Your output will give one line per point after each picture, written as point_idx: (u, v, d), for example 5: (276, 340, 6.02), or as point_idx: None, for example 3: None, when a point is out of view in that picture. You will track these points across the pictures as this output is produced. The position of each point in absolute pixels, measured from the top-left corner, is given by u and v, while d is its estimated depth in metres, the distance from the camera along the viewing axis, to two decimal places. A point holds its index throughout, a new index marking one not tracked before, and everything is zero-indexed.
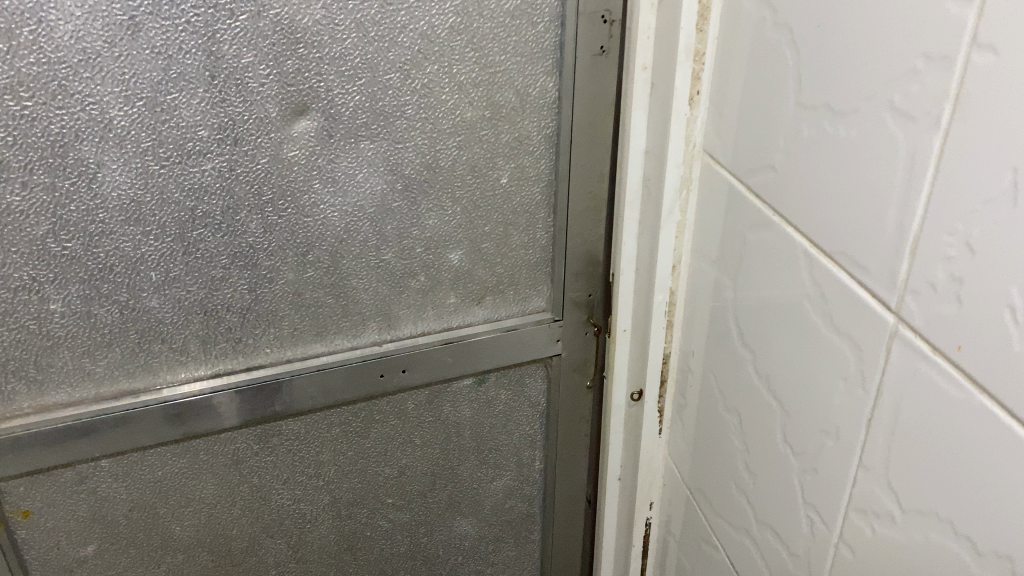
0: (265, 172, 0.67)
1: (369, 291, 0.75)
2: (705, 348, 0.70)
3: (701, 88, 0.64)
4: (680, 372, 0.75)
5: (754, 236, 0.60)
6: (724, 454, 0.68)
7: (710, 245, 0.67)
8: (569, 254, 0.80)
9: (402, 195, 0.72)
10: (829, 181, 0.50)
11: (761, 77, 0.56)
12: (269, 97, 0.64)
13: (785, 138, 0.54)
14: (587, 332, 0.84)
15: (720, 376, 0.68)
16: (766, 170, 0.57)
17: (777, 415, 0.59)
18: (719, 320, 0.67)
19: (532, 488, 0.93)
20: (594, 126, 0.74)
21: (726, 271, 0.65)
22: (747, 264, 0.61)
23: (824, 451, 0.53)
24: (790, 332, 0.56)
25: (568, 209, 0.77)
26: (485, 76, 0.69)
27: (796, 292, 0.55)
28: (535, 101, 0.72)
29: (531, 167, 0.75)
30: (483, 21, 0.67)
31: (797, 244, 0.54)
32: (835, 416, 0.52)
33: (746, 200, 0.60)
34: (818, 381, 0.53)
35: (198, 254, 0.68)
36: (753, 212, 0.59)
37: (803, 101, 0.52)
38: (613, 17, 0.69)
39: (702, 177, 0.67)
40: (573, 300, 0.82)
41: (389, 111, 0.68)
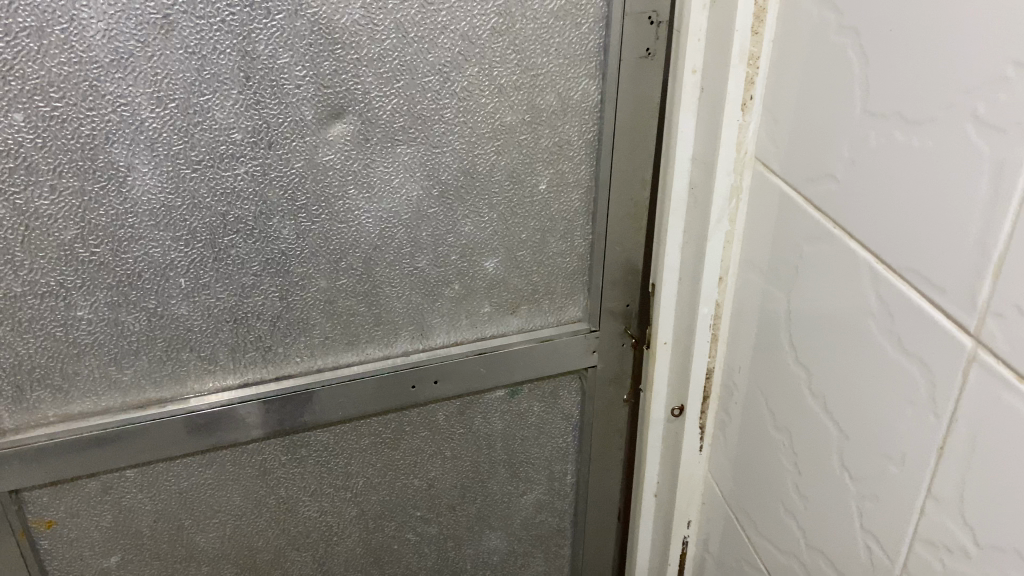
0: (299, 177, 0.64)
1: (402, 299, 0.73)
2: (753, 364, 0.67)
3: (755, 93, 0.61)
4: (724, 387, 0.73)
5: (811, 248, 0.57)
6: (771, 475, 0.66)
7: (760, 258, 0.64)
8: (607, 263, 0.77)
9: (438, 201, 0.69)
10: (899, 194, 0.47)
11: (823, 82, 0.54)
12: (305, 100, 0.62)
13: (849, 147, 0.51)
14: (623, 343, 0.82)
15: (770, 393, 0.65)
16: (827, 180, 0.54)
17: (834, 437, 0.56)
18: (769, 336, 0.64)
19: (563, 502, 0.90)
20: (636, 131, 0.71)
21: (779, 284, 0.62)
22: (803, 278, 0.58)
23: (887, 478, 0.50)
24: (850, 351, 0.53)
25: (608, 217, 0.75)
26: (526, 79, 0.67)
27: (858, 308, 0.52)
28: (577, 105, 0.69)
29: (571, 173, 0.72)
30: (527, 22, 0.64)
31: (860, 259, 0.51)
32: (900, 442, 0.49)
33: (802, 211, 0.58)
34: (881, 403, 0.50)
35: (229, 261, 0.66)
36: (811, 224, 0.56)
37: (871, 109, 0.49)
38: (660, 19, 0.66)
39: (753, 185, 0.64)
40: (610, 311, 0.80)
41: (427, 115, 0.66)
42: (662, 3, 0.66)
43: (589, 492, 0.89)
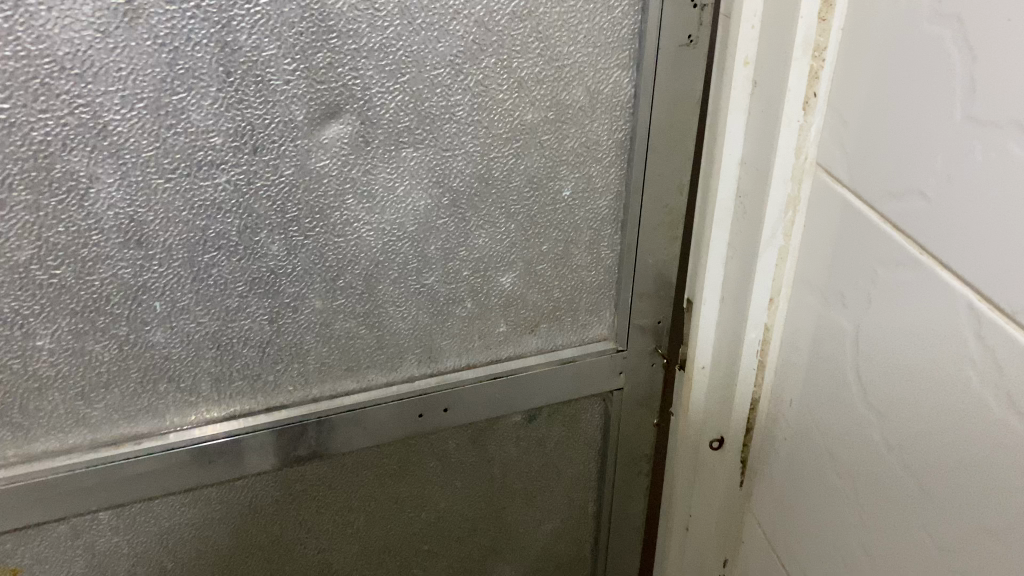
0: (289, 186, 0.56)
1: (407, 320, 0.64)
2: (807, 398, 0.59)
3: (819, 91, 0.52)
4: (770, 418, 0.65)
5: (888, 275, 0.49)
6: (829, 525, 0.58)
7: (819, 280, 0.56)
8: (637, 276, 0.69)
9: (448, 210, 0.61)
10: (1012, 221, 0.39)
11: (908, 81, 0.45)
12: (295, 98, 0.53)
13: (944, 160, 0.43)
14: (652, 363, 0.74)
15: (829, 434, 0.57)
16: (914, 197, 0.45)
17: (914, 496, 0.48)
18: (830, 369, 0.56)
19: (583, 530, 0.83)
20: (674, 130, 0.63)
21: (845, 312, 0.53)
22: (879, 308, 0.50)
23: (988, 554, 0.42)
24: (940, 400, 0.45)
25: (639, 226, 0.66)
26: (551, 71, 0.58)
27: (952, 351, 0.44)
28: (607, 100, 0.61)
29: (599, 177, 0.64)
30: (552, 6, 0.56)
31: (956, 293, 0.43)
32: (1006, 515, 0.41)
33: (876, 230, 0.49)
34: (980, 467, 0.42)
35: (210, 281, 0.57)
36: (890, 246, 0.48)
37: (976, 116, 0.41)
38: (705, 1, 0.58)
39: (813, 196, 0.55)
40: (638, 328, 0.72)
41: (436, 114, 0.57)
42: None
43: (611, 522, 0.81)
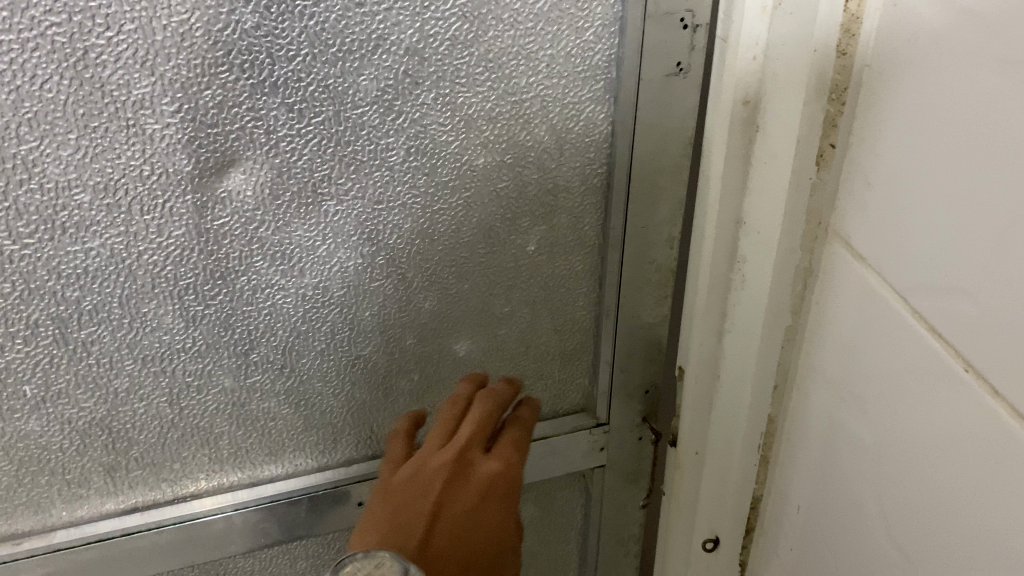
0: (179, 249, 0.46)
1: (341, 396, 0.54)
2: (815, 514, 0.48)
3: (838, 141, 0.41)
4: (771, 523, 0.54)
5: (921, 387, 0.37)
6: None
7: (832, 374, 0.45)
8: (622, 342, 0.58)
9: (385, 271, 0.50)
10: None
11: (952, 141, 0.34)
12: (179, 145, 0.43)
13: (1001, 254, 0.32)
14: (638, 437, 0.63)
15: (841, 564, 0.46)
16: (958, 296, 0.34)
17: None
18: (844, 486, 0.45)
19: None
20: (661, 175, 0.52)
21: (864, 419, 0.42)
22: (908, 427, 0.39)
23: None
24: (984, 567, 0.34)
25: (621, 285, 0.55)
26: (506, 107, 0.47)
27: (1006, 511, 0.32)
28: (579, 140, 0.50)
29: (572, 230, 0.53)
30: (504, 28, 0.45)
31: (1011, 436, 0.32)
32: None
33: (906, 328, 0.38)
34: None
35: (91, 360, 0.48)
36: (924, 353, 0.37)
37: None
38: (697, 21, 0.47)
39: (826, 270, 0.44)
40: (623, 400, 0.60)
41: (363, 159, 0.46)
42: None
43: None
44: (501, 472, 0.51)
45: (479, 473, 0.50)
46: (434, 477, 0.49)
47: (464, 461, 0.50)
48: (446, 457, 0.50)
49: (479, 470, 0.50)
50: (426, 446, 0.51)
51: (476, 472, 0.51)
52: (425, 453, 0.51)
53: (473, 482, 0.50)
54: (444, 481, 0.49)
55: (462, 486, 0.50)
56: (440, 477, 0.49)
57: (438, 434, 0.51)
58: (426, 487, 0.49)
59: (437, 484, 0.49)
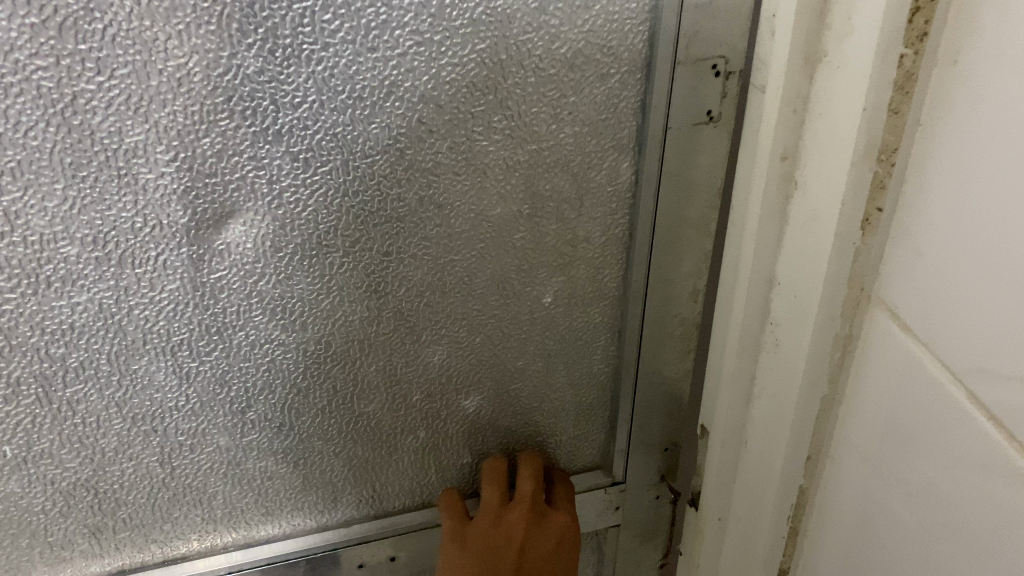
0: (173, 303, 0.43)
1: (342, 454, 0.51)
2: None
3: (886, 205, 0.38)
4: None
5: (975, 485, 0.33)
6: None
7: (866, 452, 0.41)
8: (640, 399, 0.55)
9: (392, 325, 0.47)
10: None
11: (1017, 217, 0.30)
12: (175, 195, 0.40)
13: None
14: (655, 495, 0.60)
15: None
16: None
17: None
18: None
19: None
20: (687, 227, 0.49)
21: (899, 504, 0.39)
22: (952, 522, 0.35)
23: None
24: None
25: (641, 340, 0.52)
26: (525, 156, 0.44)
27: None
28: (601, 189, 0.47)
29: (591, 282, 0.50)
30: (525, 74, 0.42)
31: None
32: None
33: (958, 416, 0.34)
34: None
35: (77, 420, 0.44)
36: (972, 443, 0.33)
37: None
38: (731, 68, 0.44)
39: (868, 341, 0.40)
40: (641, 457, 0.57)
41: (370, 210, 0.43)
42: (735, 45, 0.43)
43: None
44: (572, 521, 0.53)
45: (555, 518, 0.53)
46: (514, 527, 0.53)
47: (541, 510, 0.53)
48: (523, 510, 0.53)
49: (554, 515, 0.53)
50: (490, 500, 0.53)
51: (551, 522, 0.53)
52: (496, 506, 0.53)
53: (551, 532, 0.53)
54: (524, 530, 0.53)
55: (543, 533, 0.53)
56: (520, 526, 0.53)
57: (499, 495, 0.53)
58: (507, 532, 0.53)
59: (517, 532, 0.53)
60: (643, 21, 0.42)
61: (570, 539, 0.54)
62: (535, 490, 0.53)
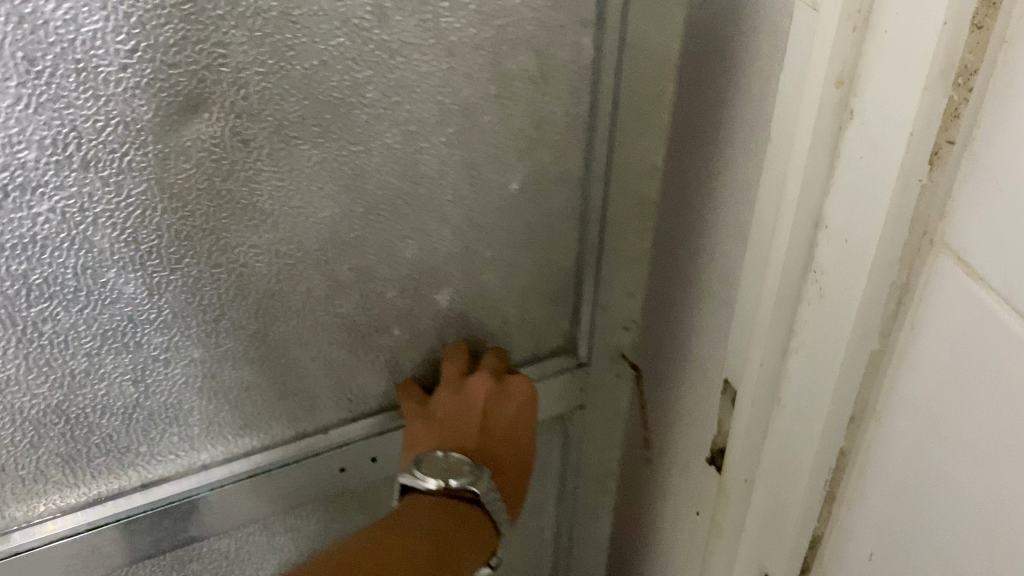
0: (141, 208, 0.41)
1: (317, 358, 0.50)
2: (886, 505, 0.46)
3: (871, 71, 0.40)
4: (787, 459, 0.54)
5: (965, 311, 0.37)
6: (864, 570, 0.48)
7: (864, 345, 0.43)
8: (605, 280, 0.56)
9: (364, 220, 0.47)
10: None
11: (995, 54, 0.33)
12: (137, 89, 0.38)
13: None
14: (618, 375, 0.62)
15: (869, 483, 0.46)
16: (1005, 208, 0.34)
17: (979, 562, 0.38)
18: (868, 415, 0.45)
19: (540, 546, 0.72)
20: (648, 102, 0.49)
21: (953, 393, 0.40)
22: (1004, 482, 0.37)
23: None
24: None
25: (604, 220, 0.53)
26: (491, 34, 0.44)
27: None
28: (564, 67, 0.47)
29: (555, 165, 0.50)
30: None
31: None
32: None
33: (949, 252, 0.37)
34: None
35: (43, 342, 0.42)
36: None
37: None
38: None
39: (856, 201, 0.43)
40: (605, 339, 0.59)
41: (340, 98, 0.42)
42: None
43: (572, 544, 0.71)
44: (530, 389, 0.56)
45: (515, 388, 0.56)
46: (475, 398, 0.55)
47: (503, 377, 0.55)
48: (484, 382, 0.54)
49: (516, 382, 0.56)
50: (453, 370, 0.55)
51: (510, 389, 0.56)
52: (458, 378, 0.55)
53: (511, 397, 0.56)
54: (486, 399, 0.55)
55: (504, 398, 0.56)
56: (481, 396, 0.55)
57: (461, 366, 0.55)
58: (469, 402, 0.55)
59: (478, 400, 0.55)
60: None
61: (529, 403, 0.56)
62: (496, 363, 0.55)
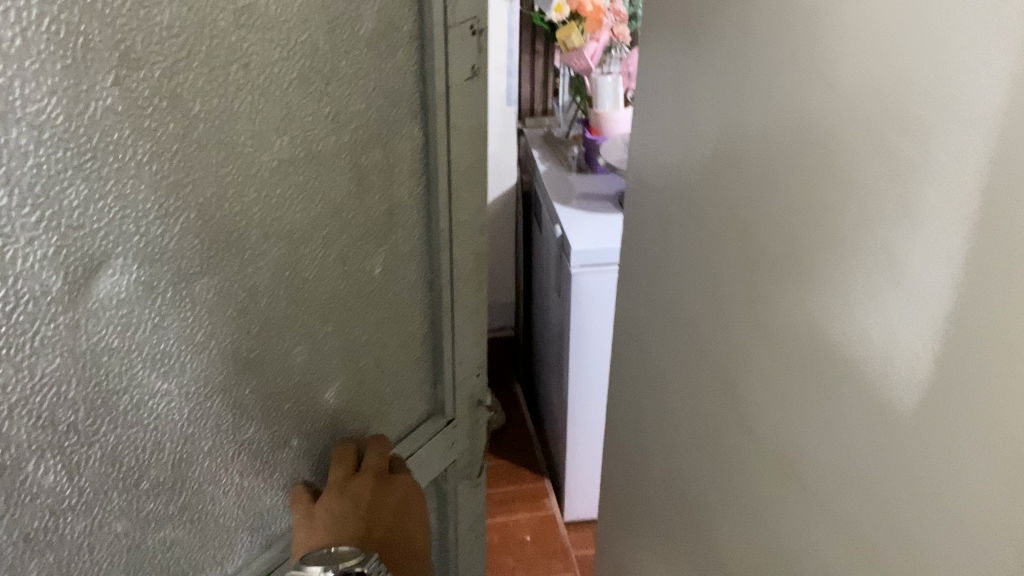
0: (56, 385, 0.37)
1: (229, 490, 0.49)
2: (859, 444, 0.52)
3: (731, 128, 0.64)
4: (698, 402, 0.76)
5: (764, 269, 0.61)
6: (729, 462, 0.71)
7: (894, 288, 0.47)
8: (456, 334, 0.61)
9: (260, 338, 0.47)
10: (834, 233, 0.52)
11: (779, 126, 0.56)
12: (45, 261, 0.35)
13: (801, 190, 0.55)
14: (475, 418, 0.67)
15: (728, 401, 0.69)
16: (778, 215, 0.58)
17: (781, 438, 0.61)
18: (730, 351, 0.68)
19: None
20: (470, 170, 0.56)
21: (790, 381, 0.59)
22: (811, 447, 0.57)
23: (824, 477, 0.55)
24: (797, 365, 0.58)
25: (450, 281, 0.58)
26: (346, 136, 0.47)
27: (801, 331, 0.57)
28: (402, 154, 0.52)
29: (404, 242, 0.55)
30: (337, 58, 0.45)
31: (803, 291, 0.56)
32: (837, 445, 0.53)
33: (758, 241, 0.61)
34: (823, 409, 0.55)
35: None
36: (933, 488, 0.45)
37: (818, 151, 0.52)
38: (480, 26, 0.52)
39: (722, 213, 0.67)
40: (462, 388, 0.64)
41: (230, 222, 0.42)
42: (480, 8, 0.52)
43: None
44: (410, 481, 0.57)
45: (399, 481, 0.56)
46: (362, 492, 0.53)
47: (385, 474, 0.56)
48: (371, 472, 0.54)
49: (398, 477, 0.56)
50: (341, 468, 0.54)
51: (393, 482, 0.56)
52: (347, 474, 0.54)
53: (394, 489, 0.56)
54: (372, 489, 0.54)
55: (387, 491, 0.55)
56: (367, 490, 0.54)
57: (349, 466, 0.54)
58: (357, 496, 0.53)
59: (365, 495, 0.54)
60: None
61: (410, 498, 0.57)
62: (381, 457, 0.55)
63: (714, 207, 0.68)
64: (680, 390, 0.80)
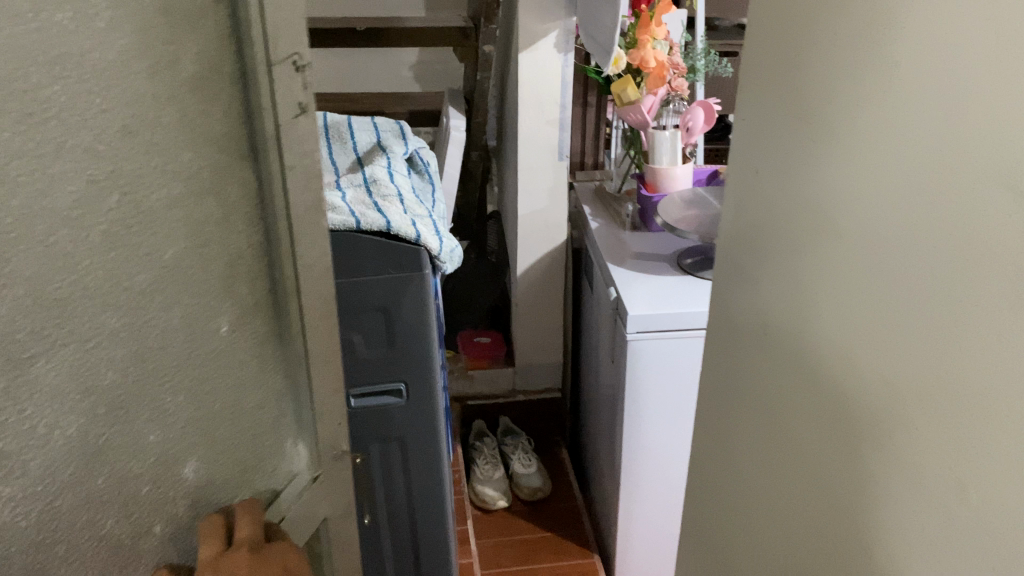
0: None
1: (14, 504, 0.50)
2: (959, 441, 0.56)
3: (797, 108, 0.76)
4: (771, 370, 0.86)
5: (828, 244, 0.72)
6: (803, 429, 0.79)
7: (930, 369, 0.58)
8: (231, 336, 0.66)
9: (25, 335, 0.48)
10: (886, 205, 0.62)
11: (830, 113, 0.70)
12: None
13: (856, 176, 0.66)
14: (266, 417, 0.73)
15: (800, 366, 0.79)
16: (838, 196, 0.69)
17: (848, 403, 0.70)
18: (800, 321, 0.78)
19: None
20: (227, 179, 0.63)
21: (856, 347, 0.68)
22: (888, 414, 0.64)
23: (901, 438, 0.63)
24: (864, 322, 0.66)
25: (217, 282, 0.64)
26: (101, 124, 0.51)
27: (867, 299, 0.66)
28: (163, 150, 0.56)
29: (171, 244, 0.58)
30: (95, 75, 0.51)
31: (860, 255, 0.66)
32: (902, 401, 0.62)
33: (824, 226, 0.72)
34: (890, 377, 0.64)
35: None
36: (1004, 453, 0.52)
37: (867, 135, 0.64)
38: (304, 62, 0.64)
39: (790, 186, 0.78)
40: (243, 390, 0.69)
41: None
42: (303, 48, 0.64)
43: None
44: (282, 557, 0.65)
45: (272, 553, 0.65)
46: (239, 564, 0.63)
47: (258, 549, 0.65)
48: (244, 543, 0.65)
49: (271, 550, 0.66)
50: (209, 552, 0.64)
51: (269, 556, 0.65)
52: (215, 555, 0.63)
53: (269, 561, 0.65)
54: (249, 559, 0.63)
55: (264, 563, 0.64)
56: (245, 562, 0.63)
57: (217, 546, 0.64)
58: (234, 568, 0.63)
59: (241, 566, 0.63)
60: (226, 34, 0.61)
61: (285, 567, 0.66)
62: (252, 531, 0.65)
63: (780, 192, 0.80)
64: (756, 369, 0.89)
